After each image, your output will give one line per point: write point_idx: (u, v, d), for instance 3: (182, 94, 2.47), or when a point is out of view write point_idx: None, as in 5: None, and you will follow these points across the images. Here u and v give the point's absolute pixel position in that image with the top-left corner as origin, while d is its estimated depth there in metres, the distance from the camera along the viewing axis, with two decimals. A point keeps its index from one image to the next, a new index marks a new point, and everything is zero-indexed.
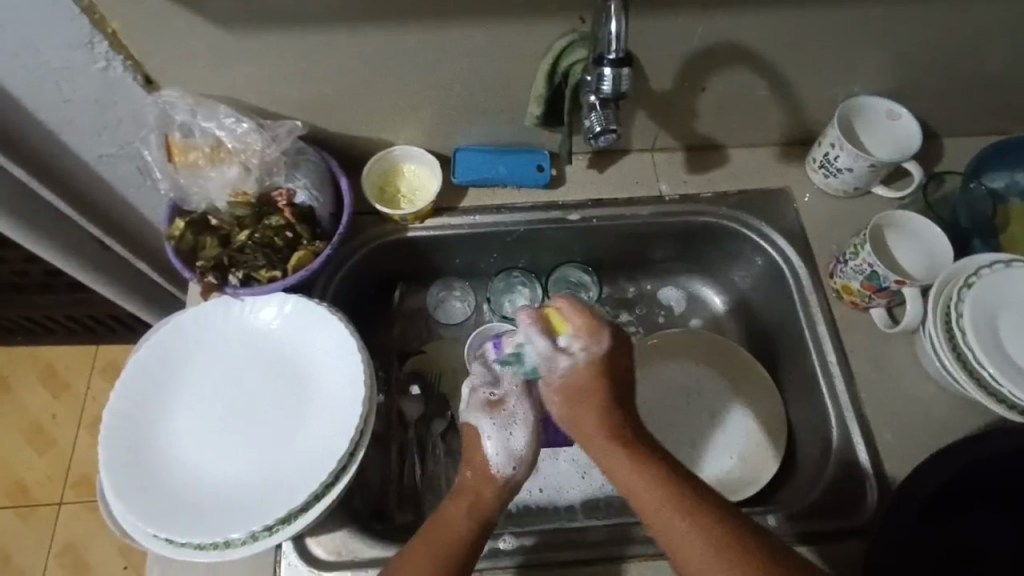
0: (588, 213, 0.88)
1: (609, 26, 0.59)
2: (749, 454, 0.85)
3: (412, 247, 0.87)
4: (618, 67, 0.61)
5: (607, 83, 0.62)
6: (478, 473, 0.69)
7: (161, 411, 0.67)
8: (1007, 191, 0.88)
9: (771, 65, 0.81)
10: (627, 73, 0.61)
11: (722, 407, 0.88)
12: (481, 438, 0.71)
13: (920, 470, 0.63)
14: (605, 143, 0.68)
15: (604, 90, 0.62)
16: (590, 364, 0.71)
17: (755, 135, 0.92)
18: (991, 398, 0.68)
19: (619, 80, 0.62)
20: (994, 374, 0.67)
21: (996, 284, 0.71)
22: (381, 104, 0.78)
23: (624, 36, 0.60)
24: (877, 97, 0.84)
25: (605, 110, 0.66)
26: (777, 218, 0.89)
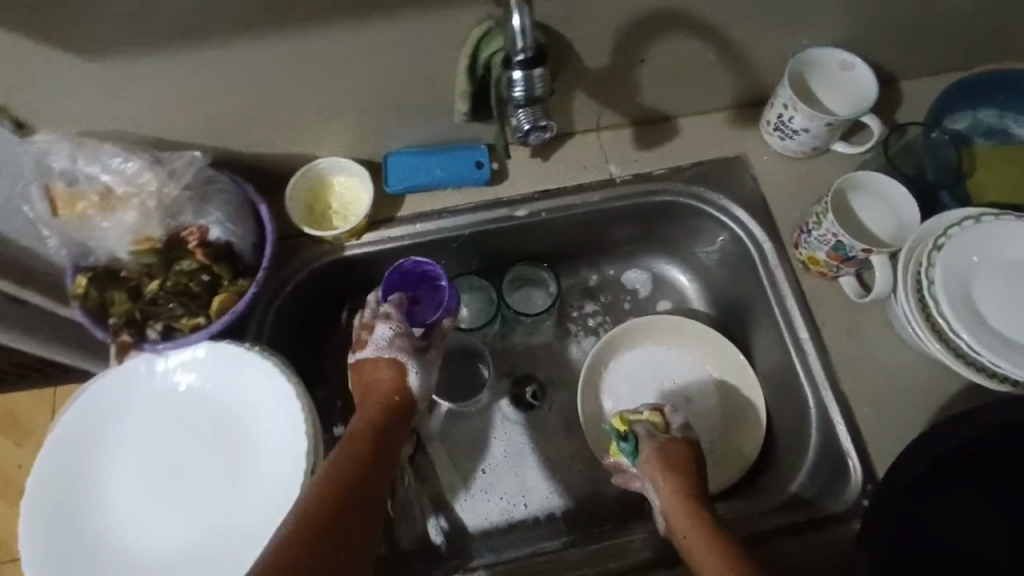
0: (535, 207, 0.83)
1: (512, 21, 0.55)
2: (728, 438, 0.83)
3: (354, 264, 0.81)
4: (528, 67, 0.56)
5: (518, 86, 0.57)
6: (365, 395, 0.72)
7: (91, 474, 0.62)
8: (970, 133, 0.85)
9: (715, 30, 0.74)
10: (540, 73, 0.56)
11: (698, 390, 0.86)
12: (409, 369, 0.73)
13: (906, 454, 0.59)
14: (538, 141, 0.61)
15: (517, 92, 0.57)
16: (674, 446, 0.72)
17: (705, 102, 0.87)
18: (970, 368, 0.63)
19: (532, 82, 0.57)
20: (971, 343, 0.61)
21: (968, 244, 0.65)
22: (295, 115, 0.72)
23: (529, 31, 0.55)
24: (827, 48, 0.79)
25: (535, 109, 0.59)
26: (734, 189, 0.85)
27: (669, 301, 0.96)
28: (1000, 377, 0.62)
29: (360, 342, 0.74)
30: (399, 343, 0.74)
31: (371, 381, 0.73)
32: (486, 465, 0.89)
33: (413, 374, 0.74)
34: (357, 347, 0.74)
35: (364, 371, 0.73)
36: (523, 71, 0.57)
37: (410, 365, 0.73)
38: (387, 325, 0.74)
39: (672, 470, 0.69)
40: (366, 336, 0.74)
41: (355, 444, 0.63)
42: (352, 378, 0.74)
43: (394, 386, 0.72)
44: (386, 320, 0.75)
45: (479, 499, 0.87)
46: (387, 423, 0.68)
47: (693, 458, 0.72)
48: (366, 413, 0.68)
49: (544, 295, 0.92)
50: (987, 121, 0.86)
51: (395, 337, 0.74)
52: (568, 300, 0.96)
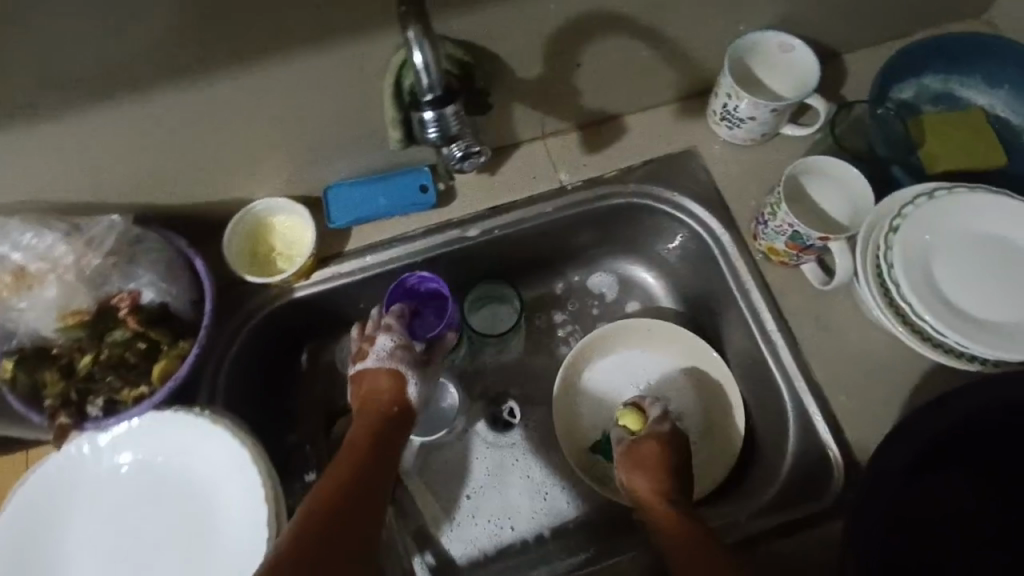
0: (488, 225, 0.81)
1: (412, 57, 0.51)
2: (712, 436, 0.82)
3: (306, 305, 0.78)
4: (439, 105, 0.55)
5: (431, 126, 0.56)
6: (364, 405, 0.71)
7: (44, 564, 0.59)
8: (919, 101, 0.85)
9: (648, 27, 0.72)
10: (452, 111, 0.55)
11: (678, 391, 0.85)
12: (409, 382, 0.73)
13: (884, 447, 0.57)
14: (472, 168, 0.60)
15: (431, 133, 0.57)
16: (646, 445, 0.74)
17: (649, 97, 0.85)
18: (934, 348, 0.62)
19: (446, 120, 0.56)
20: (937, 327, 0.60)
21: (925, 222, 0.64)
22: (220, 159, 0.68)
23: (433, 65, 0.52)
24: (763, 32, 0.78)
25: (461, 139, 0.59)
26: (688, 184, 0.83)
27: (638, 302, 0.94)
28: (962, 353, 0.61)
29: (361, 353, 0.74)
30: (399, 354, 0.73)
31: (370, 391, 0.72)
32: (470, 490, 0.87)
33: (413, 385, 0.73)
34: (359, 357, 0.74)
35: (365, 381, 0.73)
36: (433, 111, 0.55)
37: (410, 377, 0.73)
38: (388, 336, 0.73)
39: (640, 472, 0.72)
40: (367, 346, 0.74)
41: (352, 459, 0.65)
42: (352, 387, 0.74)
43: (395, 397, 0.72)
44: (390, 331, 0.74)
45: (468, 526, 0.85)
46: (384, 434, 0.69)
47: (669, 453, 0.73)
48: (364, 426, 0.69)
49: (510, 311, 0.89)
50: (934, 87, 0.86)
51: (396, 349, 0.73)
52: (535, 314, 0.94)
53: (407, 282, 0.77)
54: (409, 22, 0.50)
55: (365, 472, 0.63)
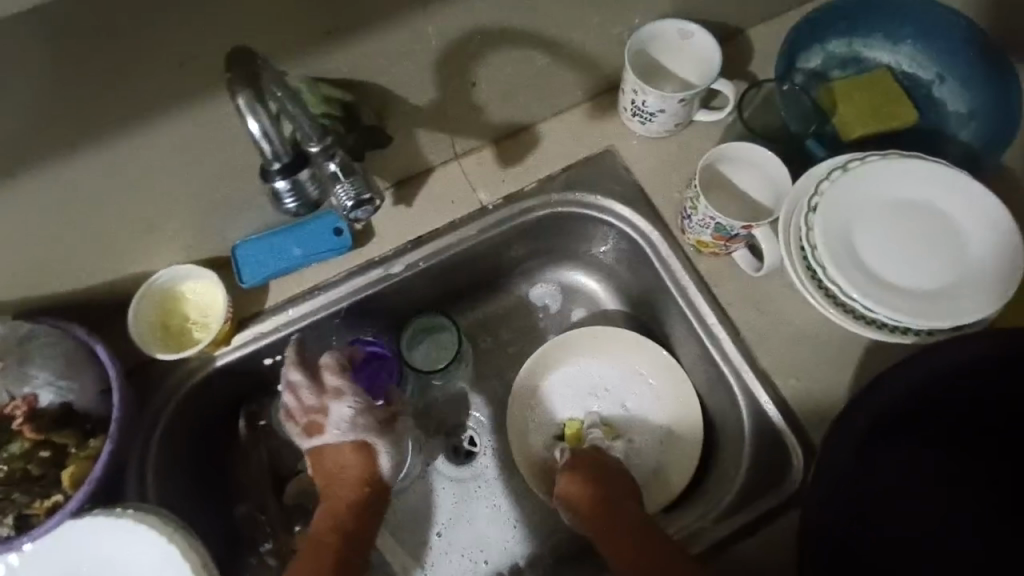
0: (411, 258, 0.78)
1: (249, 130, 0.45)
2: (673, 436, 0.80)
3: (233, 371, 0.75)
4: (292, 173, 0.50)
5: (288, 194, 0.52)
6: (330, 482, 0.74)
7: None
8: (826, 68, 0.84)
9: (540, 35, 0.69)
10: (307, 176, 0.51)
11: (635, 394, 0.83)
12: (378, 452, 0.75)
13: (829, 437, 0.58)
14: (367, 214, 0.55)
15: (290, 202, 0.53)
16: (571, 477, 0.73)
17: (558, 102, 0.82)
18: (867, 325, 0.61)
19: (303, 185, 0.52)
20: (867, 306, 0.59)
21: (842, 196, 0.62)
22: (106, 237, 0.64)
23: (276, 134, 0.46)
24: (662, 22, 0.75)
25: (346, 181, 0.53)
26: (609, 185, 0.81)
27: (583, 309, 0.91)
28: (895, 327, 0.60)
29: (318, 423, 0.74)
30: (359, 422, 0.74)
31: (336, 469, 0.74)
32: (439, 527, 0.84)
33: (382, 455, 0.75)
34: (317, 433, 0.74)
35: (326, 452, 0.75)
36: (286, 178, 0.51)
37: (377, 445, 0.75)
38: (346, 406, 0.74)
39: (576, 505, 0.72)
40: (321, 417, 0.74)
41: (319, 551, 0.70)
42: (314, 464, 0.75)
43: (365, 470, 0.74)
44: (344, 400, 0.74)
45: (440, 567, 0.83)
46: (353, 518, 0.73)
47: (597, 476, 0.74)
48: (330, 513, 0.73)
49: (450, 343, 0.86)
50: (839, 53, 0.85)
51: (356, 418, 0.74)
52: (478, 336, 0.91)
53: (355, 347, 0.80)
54: (239, 89, 0.43)
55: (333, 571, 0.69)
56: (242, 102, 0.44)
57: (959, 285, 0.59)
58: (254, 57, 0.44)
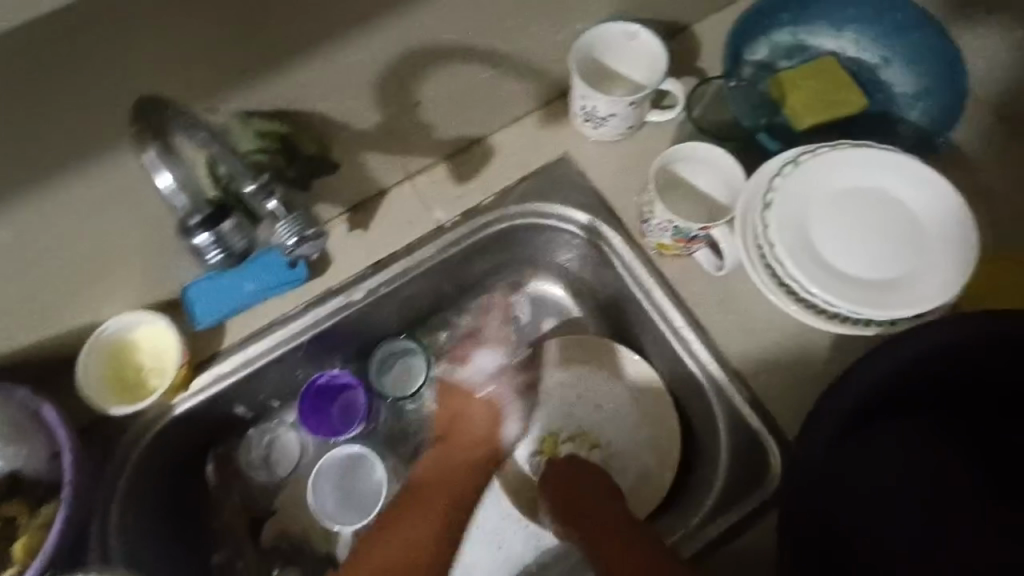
0: (372, 283, 0.76)
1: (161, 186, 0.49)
2: (654, 440, 0.79)
3: (195, 417, 0.72)
4: (214, 225, 0.54)
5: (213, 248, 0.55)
6: (457, 425, 0.85)
7: None
8: (773, 59, 0.84)
9: (480, 47, 0.68)
10: (229, 224, 0.54)
11: (611, 399, 0.81)
12: (506, 418, 0.85)
13: (803, 436, 0.56)
14: (313, 248, 0.54)
15: (214, 255, 0.55)
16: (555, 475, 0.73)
17: (508, 113, 0.81)
18: (829, 320, 0.61)
19: (227, 236, 0.55)
20: (827, 301, 0.58)
21: (795, 191, 0.62)
22: (42, 292, 0.61)
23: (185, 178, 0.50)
24: (604, 25, 0.75)
25: (289, 220, 0.54)
26: (567, 193, 0.80)
27: (553, 318, 0.90)
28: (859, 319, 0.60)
29: (463, 359, 0.88)
30: (503, 374, 0.88)
31: (467, 409, 0.86)
32: None
33: (512, 423, 0.84)
34: (462, 362, 0.88)
35: (461, 395, 0.87)
36: (208, 231, 0.54)
37: (510, 412, 0.85)
38: (493, 357, 0.89)
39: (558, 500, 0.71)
40: (475, 351, 0.89)
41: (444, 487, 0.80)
42: (449, 395, 0.87)
43: (484, 433, 0.84)
44: (490, 344, 0.89)
45: None
46: (467, 477, 0.81)
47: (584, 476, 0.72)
48: (434, 466, 0.82)
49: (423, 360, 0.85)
50: (784, 42, 0.84)
51: (501, 370, 0.88)
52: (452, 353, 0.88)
53: (318, 383, 0.79)
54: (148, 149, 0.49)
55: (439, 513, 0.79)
56: (150, 154, 0.48)
57: (917, 271, 0.60)
58: (164, 109, 0.51)
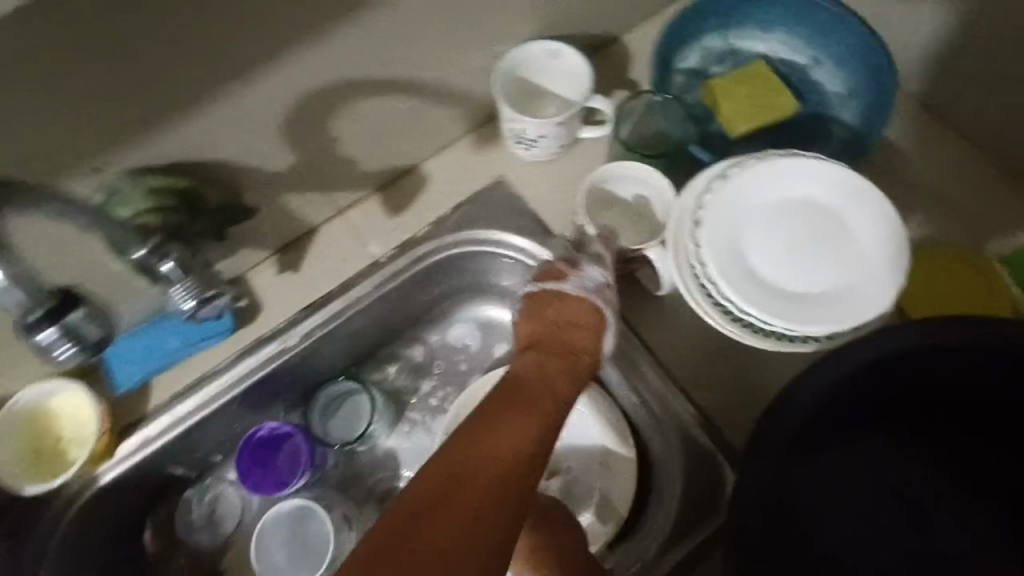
0: (306, 327, 0.72)
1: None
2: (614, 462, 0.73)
3: (125, 484, 0.69)
4: (59, 318, 0.57)
5: (63, 340, 0.58)
6: (554, 338, 0.61)
7: None
8: (705, 65, 0.82)
9: (394, 77, 0.65)
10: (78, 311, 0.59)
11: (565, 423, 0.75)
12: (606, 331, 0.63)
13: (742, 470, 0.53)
14: (212, 308, 0.63)
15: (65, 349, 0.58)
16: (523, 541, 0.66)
17: (438, 139, 0.78)
18: (765, 337, 0.61)
19: (76, 323, 0.59)
20: (761, 318, 0.59)
21: (724, 207, 0.63)
22: None
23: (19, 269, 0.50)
24: (525, 45, 0.73)
25: (184, 283, 0.59)
26: (505, 218, 0.77)
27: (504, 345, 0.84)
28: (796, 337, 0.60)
29: (563, 275, 0.64)
30: (606, 292, 0.63)
31: (565, 319, 0.62)
32: None
33: (609, 336, 0.63)
34: (559, 278, 0.64)
35: (558, 305, 0.63)
36: (53, 326, 0.57)
37: (611, 323, 0.63)
38: (601, 270, 0.65)
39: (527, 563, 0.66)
40: (568, 269, 0.65)
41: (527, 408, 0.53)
42: (536, 304, 0.63)
43: (590, 344, 0.61)
44: (598, 264, 0.65)
45: None
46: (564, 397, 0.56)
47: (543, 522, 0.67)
48: (534, 371, 0.58)
49: (368, 400, 0.80)
50: (715, 48, 0.82)
51: (604, 286, 0.64)
52: (402, 390, 0.83)
53: (257, 435, 0.75)
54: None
55: (532, 461, 0.49)
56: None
57: (848, 281, 0.61)
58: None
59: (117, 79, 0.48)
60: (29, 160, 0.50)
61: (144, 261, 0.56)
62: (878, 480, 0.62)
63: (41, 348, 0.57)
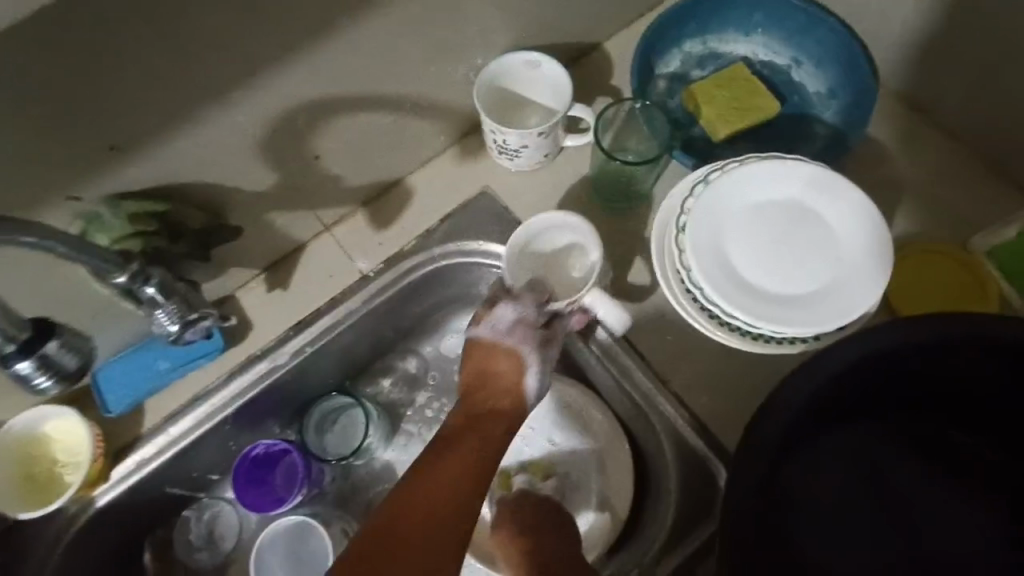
0: (296, 344, 0.73)
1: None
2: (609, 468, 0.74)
3: (121, 507, 0.69)
4: (37, 348, 0.59)
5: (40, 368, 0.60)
6: (479, 382, 0.65)
7: None
8: (685, 69, 0.83)
9: (374, 92, 0.66)
10: (57, 342, 0.61)
11: (560, 428, 0.76)
12: (525, 367, 0.66)
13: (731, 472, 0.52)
14: (195, 332, 0.63)
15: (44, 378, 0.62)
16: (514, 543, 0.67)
17: (422, 153, 0.78)
18: (752, 340, 0.61)
19: (56, 353, 0.61)
20: (746, 322, 0.59)
21: (708, 212, 0.63)
22: None
23: None
24: (505, 58, 0.73)
25: (166, 308, 0.60)
26: (492, 228, 0.77)
27: None
28: (783, 338, 0.60)
29: (479, 318, 0.68)
30: (522, 329, 0.66)
31: (487, 364, 0.66)
32: None
33: (532, 375, 0.66)
34: (478, 325, 0.67)
35: (477, 352, 0.67)
36: (28, 359, 0.59)
37: (533, 358, 0.66)
38: (515, 307, 0.67)
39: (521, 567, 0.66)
40: (487, 313, 0.68)
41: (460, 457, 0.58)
42: (465, 355, 0.68)
43: (512, 385, 0.65)
44: (517, 301, 0.67)
45: None
46: (490, 440, 0.60)
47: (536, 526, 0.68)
48: (465, 417, 0.63)
49: (363, 415, 0.79)
50: (695, 52, 0.83)
51: (519, 324, 0.67)
52: (397, 403, 0.83)
53: (253, 454, 0.74)
54: None
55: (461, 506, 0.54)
56: None
57: (836, 283, 0.61)
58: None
59: (91, 106, 0.49)
60: (9, 190, 0.51)
61: (126, 285, 0.56)
62: (871, 477, 0.62)
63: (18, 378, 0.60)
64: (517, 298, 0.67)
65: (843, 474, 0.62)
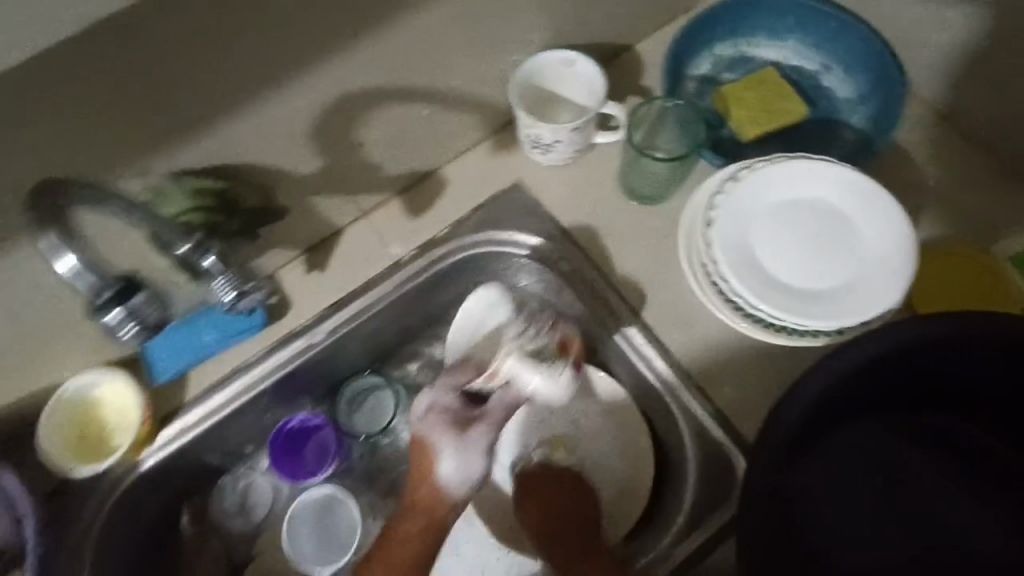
0: (333, 324, 0.76)
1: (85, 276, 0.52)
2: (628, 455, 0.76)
3: (163, 472, 0.73)
4: (128, 300, 0.60)
5: (129, 321, 0.61)
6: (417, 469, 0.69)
7: None
8: (716, 72, 0.85)
9: (417, 85, 0.69)
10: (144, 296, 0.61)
11: (583, 414, 0.78)
12: (440, 454, 0.68)
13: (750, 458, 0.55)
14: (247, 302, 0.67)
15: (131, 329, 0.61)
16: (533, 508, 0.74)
17: (456, 146, 0.81)
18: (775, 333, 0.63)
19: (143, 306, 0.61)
20: (771, 315, 0.62)
21: (735, 208, 0.65)
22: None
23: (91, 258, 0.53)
24: (541, 55, 0.76)
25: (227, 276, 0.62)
26: (523, 219, 0.80)
27: None
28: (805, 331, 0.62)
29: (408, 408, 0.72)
30: (437, 416, 0.69)
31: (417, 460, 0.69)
32: None
33: (446, 460, 0.68)
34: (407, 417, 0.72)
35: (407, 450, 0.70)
36: (120, 308, 0.60)
37: (446, 447, 0.68)
38: (433, 394, 0.70)
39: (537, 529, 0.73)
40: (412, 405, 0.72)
41: (409, 542, 0.69)
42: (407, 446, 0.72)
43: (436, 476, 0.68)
44: (430, 391, 0.71)
45: None
46: (433, 523, 0.68)
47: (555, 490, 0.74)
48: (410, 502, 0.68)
49: (391, 396, 0.83)
50: (726, 55, 0.85)
51: (435, 412, 0.69)
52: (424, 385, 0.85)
53: (288, 427, 0.78)
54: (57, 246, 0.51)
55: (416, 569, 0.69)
56: (51, 240, 0.50)
57: (859, 281, 0.63)
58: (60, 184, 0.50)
59: (161, 91, 0.53)
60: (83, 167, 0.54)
61: (185, 257, 0.60)
62: (888, 472, 0.64)
63: (108, 327, 0.61)
64: (438, 385, 0.71)
65: (860, 468, 0.63)
